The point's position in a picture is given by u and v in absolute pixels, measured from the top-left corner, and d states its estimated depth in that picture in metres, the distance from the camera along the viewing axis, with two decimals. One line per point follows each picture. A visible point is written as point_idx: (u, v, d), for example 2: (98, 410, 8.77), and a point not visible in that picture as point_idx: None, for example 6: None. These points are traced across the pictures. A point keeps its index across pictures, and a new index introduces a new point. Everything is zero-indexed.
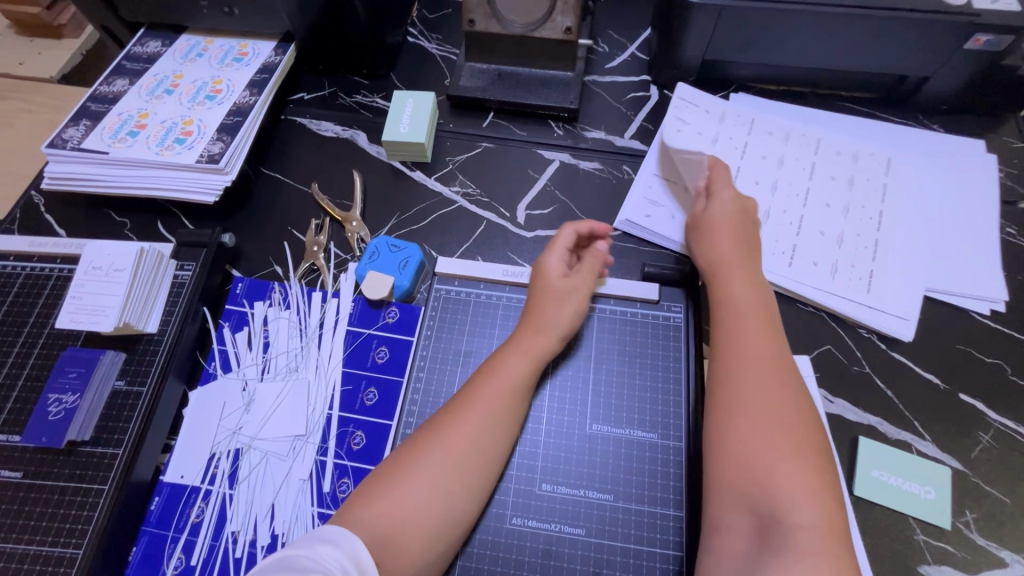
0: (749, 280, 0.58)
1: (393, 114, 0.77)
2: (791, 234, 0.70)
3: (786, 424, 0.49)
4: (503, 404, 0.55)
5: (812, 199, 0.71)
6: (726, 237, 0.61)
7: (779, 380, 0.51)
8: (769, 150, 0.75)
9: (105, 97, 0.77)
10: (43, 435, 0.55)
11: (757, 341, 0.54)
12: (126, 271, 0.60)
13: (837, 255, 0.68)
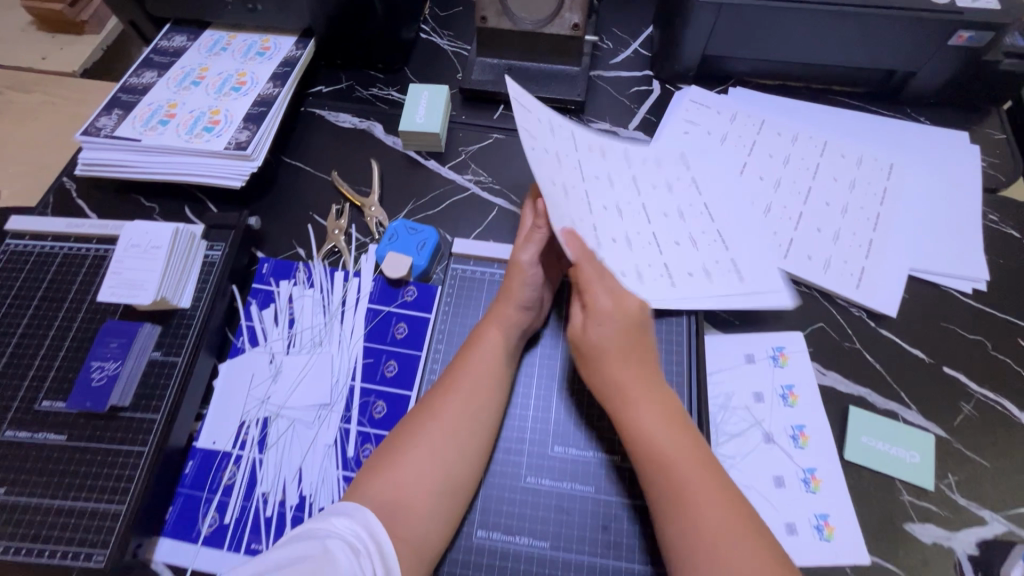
0: (653, 406, 0.52)
1: (409, 106, 0.81)
2: (659, 254, 0.66)
3: (749, 559, 0.44)
4: (487, 376, 0.57)
5: (683, 212, 0.69)
6: (619, 360, 0.53)
7: (707, 505, 0.47)
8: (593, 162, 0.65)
9: (135, 88, 0.81)
10: (87, 400, 0.59)
11: (678, 473, 0.48)
12: (163, 249, 0.64)
13: (703, 259, 0.67)
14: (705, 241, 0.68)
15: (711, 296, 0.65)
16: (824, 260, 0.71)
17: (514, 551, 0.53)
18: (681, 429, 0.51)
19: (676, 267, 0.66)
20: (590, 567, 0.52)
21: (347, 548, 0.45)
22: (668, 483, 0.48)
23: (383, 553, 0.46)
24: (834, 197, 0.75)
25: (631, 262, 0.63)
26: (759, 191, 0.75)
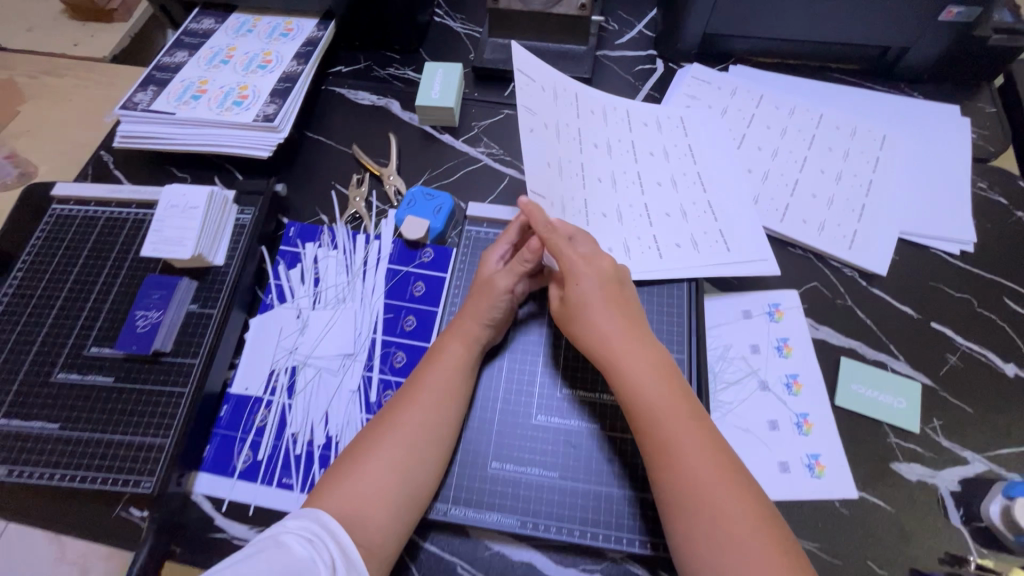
0: (640, 356, 0.56)
1: (425, 82, 0.86)
2: (647, 226, 0.70)
3: (730, 500, 0.48)
4: (448, 384, 0.58)
5: (676, 182, 0.74)
6: (604, 317, 0.57)
7: (690, 453, 0.51)
8: (595, 138, 0.74)
9: (168, 66, 0.86)
10: (133, 344, 0.64)
11: (664, 423, 0.52)
12: (199, 209, 0.68)
13: (691, 229, 0.71)
14: (693, 212, 0.72)
15: (696, 265, 0.69)
16: (817, 222, 0.75)
17: (526, 480, 0.58)
18: (665, 380, 0.55)
19: (664, 240, 0.70)
20: (595, 495, 0.57)
21: (303, 542, 0.46)
22: (653, 432, 0.52)
23: (342, 544, 0.47)
24: (829, 164, 0.79)
25: (620, 236, 0.69)
26: (757, 160, 0.79)
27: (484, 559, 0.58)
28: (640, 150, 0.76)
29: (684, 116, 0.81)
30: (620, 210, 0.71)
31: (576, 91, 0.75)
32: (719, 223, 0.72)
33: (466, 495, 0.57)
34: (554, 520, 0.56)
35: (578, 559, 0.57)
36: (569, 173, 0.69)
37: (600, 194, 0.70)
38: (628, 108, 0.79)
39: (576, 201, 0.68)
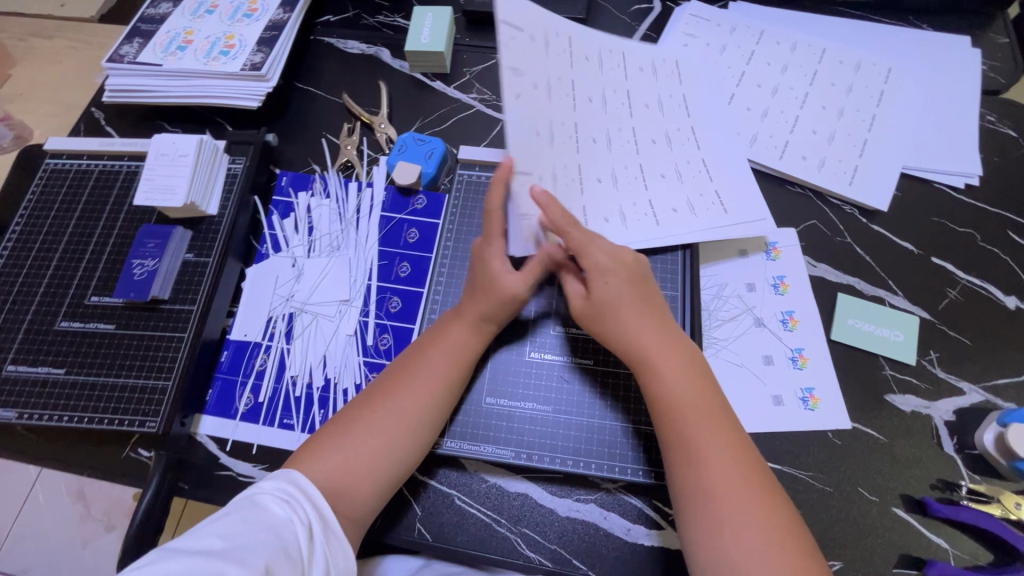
0: (675, 356, 0.53)
1: (414, 26, 0.84)
2: (642, 190, 0.64)
3: (748, 507, 0.46)
4: (449, 366, 0.56)
5: (670, 139, 0.67)
6: (633, 314, 0.54)
7: (719, 456, 0.48)
8: (588, 90, 0.63)
9: (153, 18, 0.84)
10: (131, 291, 0.65)
11: (700, 425, 0.50)
12: (189, 156, 0.68)
13: (687, 192, 0.65)
14: (688, 173, 0.66)
15: (695, 232, 0.64)
16: (818, 163, 0.73)
17: (519, 415, 0.59)
18: (699, 379, 0.53)
19: (660, 204, 0.64)
20: (588, 428, 0.58)
21: (280, 502, 0.45)
22: (684, 432, 0.50)
23: (319, 507, 0.47)
24: (830, 103, 0.76)
25: (615, 203, 0.63)
26: (756, 99, 0.77)
27: (482, 490, 0.59)
28: (634, 100, 0.67)
29: (678, 60, 0.73)
30: (615, 175, 0.63)
31: (568, 30, 0.63)
32: (716, 183, 0.66)
33: (462, 429, 0.59)
34: (549, 451, 0.58)
35: (573, 489, 0.59)
36: (560, 136, 0.58)
37: (594, 158, 0.62)
38: (621, 49, 0.70)
39: (570, 169, 0.58)
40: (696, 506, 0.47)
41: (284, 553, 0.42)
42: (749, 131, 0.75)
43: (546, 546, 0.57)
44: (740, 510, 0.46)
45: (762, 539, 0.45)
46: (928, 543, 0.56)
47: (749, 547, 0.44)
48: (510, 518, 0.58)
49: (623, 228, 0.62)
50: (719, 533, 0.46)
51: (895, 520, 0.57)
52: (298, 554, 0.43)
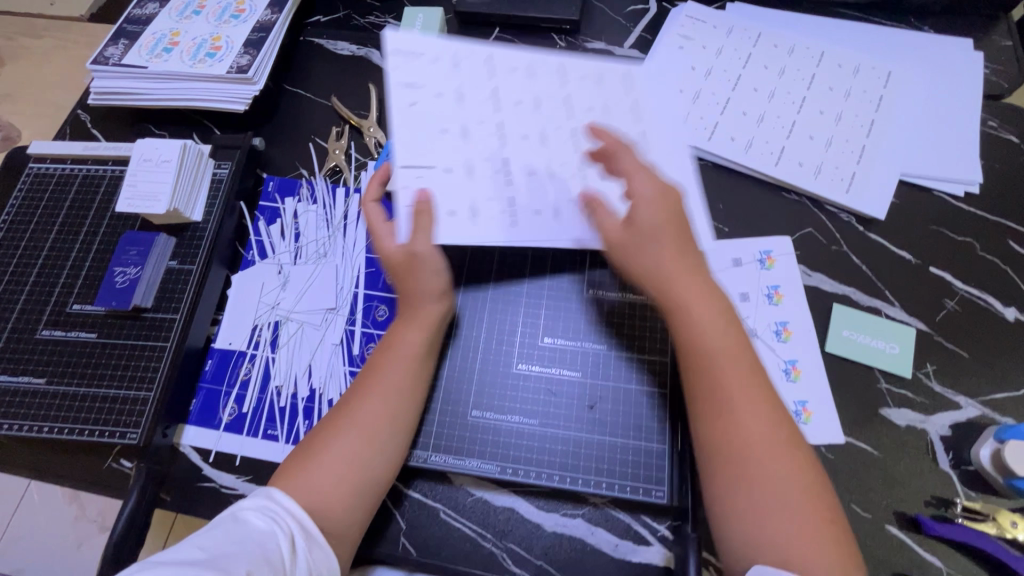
0: (711, 306, 0.52)
1: (404, 28, 0.82)
2: (582, 187, 0.58)
3: (779, 463, 0.48)
4: (406, 373, 0.54)
5: (619, 140, 0.59)
6: (672, 254, 0.52)
7: (753, 410, 0.49)
8: (517, 94, 0.60)
9: (139, 19, 0.83)
10: (113, 300, 0.64)
11: (738, 387, 0.49)
12: (173, 162, 0.67)
13: (631, 200, 0.59)
14: (636, 174, 0.58)
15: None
16: (815, 170, 0.71)
17: (505, 428, 0.57)
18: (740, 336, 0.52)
19: (600, 210, 0.58)
20: (574, 442, 0.56)
21: (264, 511, 0.46)
22: (721, 384, 0.50)
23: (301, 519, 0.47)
24: (828, 108, 0.74)
25: (551, 196, 0.57)
26: (752, 104, 0.75)
27: (468, 504, 0.58)
28: (573, 96, 0.60)
29: (631, 68, 0.62)
30: (551, 168, 0.58)
31: (490, 48, 0.61)
32: (664, 190, 0.58)
33: (446, 443, 0.57)
34: (535, 466, 0.56)
35: (560, 504, 0.57)
36: (480, 136, 0.58)
37: (522, 154, 0.58)
38: (563, 56, 0.62)
39: (489, 164, 0.57)
40: (731, 470, 0.48)
41: (265, 561, 0.43)
42: (745, 136, 0.73)
43: (532, 561, 0.56)
44: (777, 475, 0.47)
45: (796, 506, 0.46)
46: (921, 561, 0.55)
47: (781, 512, 0.46)
48: (496, 533, 0.57)
49: (556, 224, 0.57)
50: (754, 496, 0.47)
51: (888, 537, 0.55)
52: (280, 562, 0.43)
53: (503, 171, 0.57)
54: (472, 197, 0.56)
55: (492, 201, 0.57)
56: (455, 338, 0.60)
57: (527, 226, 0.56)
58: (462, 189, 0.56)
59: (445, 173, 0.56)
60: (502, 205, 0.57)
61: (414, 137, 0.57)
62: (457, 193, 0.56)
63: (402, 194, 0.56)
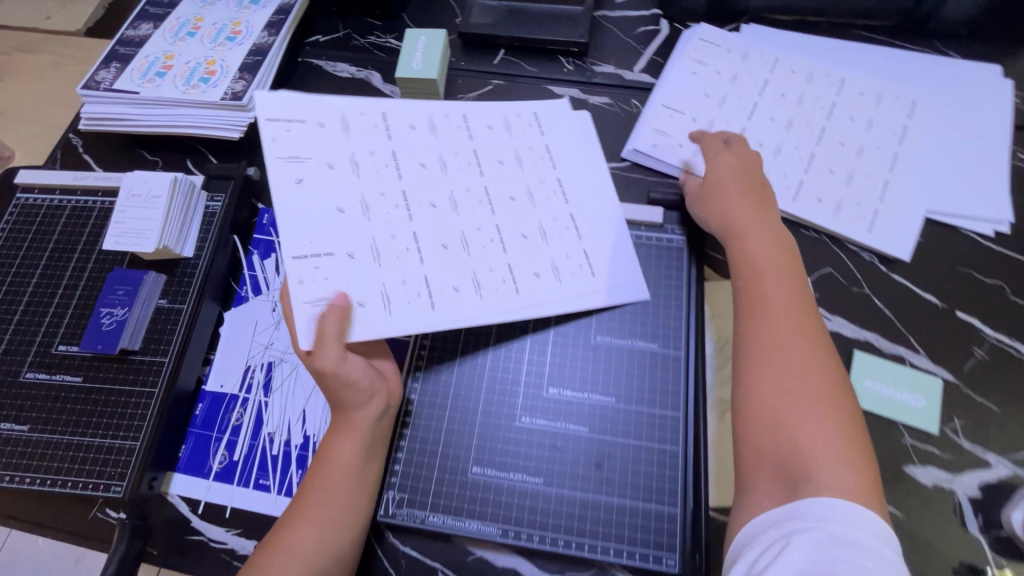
0: (772, 241, 0.57)
1: (406, 50, 0.79)
2: (500, 251, 0.58)
3: (818, 390, 0.48)
4: (346, 485, 0.52)
5: (532, 195, 0.61)
6: (742, 196, 0.60)
7: (804, 335, 0.51)
8: (418, 156, 0.62)
9: (132, 41, 0.80)
10: (98, 343, 0.61)
11: (794, 323, 0.52)
12: (162, 198, 0.65)
13: (552, 253, 0.59)
14: (553, 233, 0.60)
15: (561, 298, 0.57)
16: (835, 207, 0.68)
17: (508, 487, 0.54)
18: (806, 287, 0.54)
19: (520, 268, 0.58)
20: (580, 505, 0.53)
21: None
22: (772, 304, 0.53)
23: None
24: (849, 140, 0.71)
25: (467, 270, 0.57)
26: (769, 134, 0.72)
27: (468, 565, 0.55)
28: (484, 160, 0.63)
29: (537, 110, 0.67)
30: (465, 238, 0.58)
31: (383, 106, 0.63)
32: (585, 242, 0.60)
33: (445, 503, 0.54)
34: (539, 529, 0.53)
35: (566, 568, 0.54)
36: (380, 211, 0.58)
37: (430, 224, 0.58)
38: (463, 113, 0.66)
39: (400, 241, 0.57)
40: (776, 389, 0.49)
41: None
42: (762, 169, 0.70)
43: None
44: (815, 406, 0.47)
45: (836, 433, 0.46)
46: None
47: (815, 432, 0.46)
48: None
49: (477, 298, 0.56)
50: (789, 412, 0.48)
51: None
52: None
53: (414, 247, 0.57)
54: (383, 281, 0.55)
55: (407, 284, 0.55)
56: (453, 391, 0.58)
57: (448, 303, 0.55)
58: (371, 274, 0.55)
59: (347, 258, 0.55)
60: (419, 285, 0.55)
61: (312, 223, 0.56)
62: (367, 278, 0.55)
63: (303, 291, 0.53)
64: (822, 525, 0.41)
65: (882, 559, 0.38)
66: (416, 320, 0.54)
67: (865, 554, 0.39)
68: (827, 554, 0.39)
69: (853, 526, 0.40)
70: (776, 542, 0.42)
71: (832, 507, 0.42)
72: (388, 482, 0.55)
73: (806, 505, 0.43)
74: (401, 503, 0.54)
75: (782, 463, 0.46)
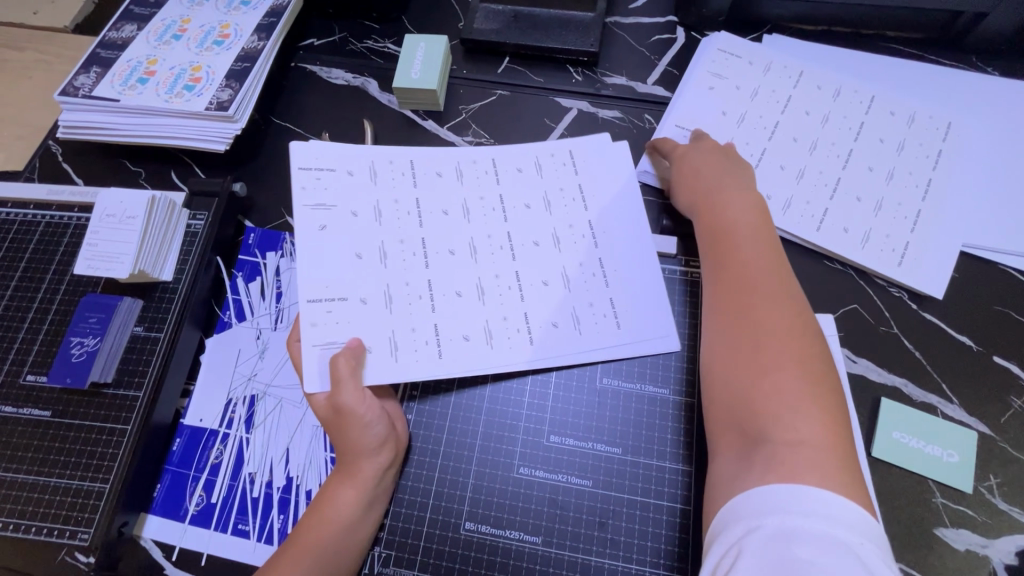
0: (744, 210, 0.55)
1: (404, 59, 0.74)
2: (517, 300, 0.56)
3: (790, 354, 0.45)
4: (345, 538, 0.49)
5: (558, 240, 0.59)
6: (713, 167, 0.59)
7: (776, 301, 0.49)
8: (442, 202, 0.60)
9: (114, 43, 0.75)
10: (67, 376, 0.58)
11: (764, 295, 0.49)
12: (138, 219, 0.60)
13: (574, 302, 0.56)
14: (578, 280, 0.57)
15: (579, 353, 0.54)
16: (862, 239, 0.63)
17: (504, 546, 0.51)
18: (782, 261, 0.52)
19: (536, 317, 0.56)
20: (581, 567, 0.50)
21: None
22: (741, 273, 0.51)
23: None
24: (878, 164, 0.66)
25: (480, 319, 0.55)
26: (791, 156, 0.67)
27: None
28: (509, 203, 0.61)
29: (572, 147, 0.64)
30: (481, 286, 0.57)
31: (411, 154, 0.62)
32: (612, 290, 0.56)
33: (436, 562, 0.51)
34: None
35: None
36: (397, 259, 0.57)
37: (447, 271, 0.57)
38: (496, 156, 0.63)
39: (413, 289, 0.56)
40: (742, 363, 0.46)
41: None
42: (782, 195, 0.65)
43: None
44: (786, 378, 0.44)
45: (810, 410, 0.42)
46: None
47: (785, 406, 0.43)
48: None
49: (487, 348, 0.54)
50: (758, 386, 0.45)
51: None
52: None
53: (427, 295, 0.56)
54: (393, 329, 0.55)
55: (416, 332, 0.55)
56: (447, 437, 0.55)
57: (455, 354, 0.54)
58: (380, 321, 0.55)
59: (359, 304, 0.55)
60: (428, 335, 0.55)
61: (328, 270, 0.56)
62: (377, 325, 0.55)
63: (314, 334, 0.54)
64: (765, 522, 0.37)
65: (836, 547, 0.34)
66: (423, 370, 0.53)
67: (815, 544, 0.34)
68: (776, 556, 0.34)
69: (800, 514, 0.36)
70: (726, 553, 0.37)
71: (796, 489, 0.38)
72: (377, 537, 0.52)
73: (761, 498, 0.39)
74: (388, 561, 0.51)
75: (747, 437, 0.44)
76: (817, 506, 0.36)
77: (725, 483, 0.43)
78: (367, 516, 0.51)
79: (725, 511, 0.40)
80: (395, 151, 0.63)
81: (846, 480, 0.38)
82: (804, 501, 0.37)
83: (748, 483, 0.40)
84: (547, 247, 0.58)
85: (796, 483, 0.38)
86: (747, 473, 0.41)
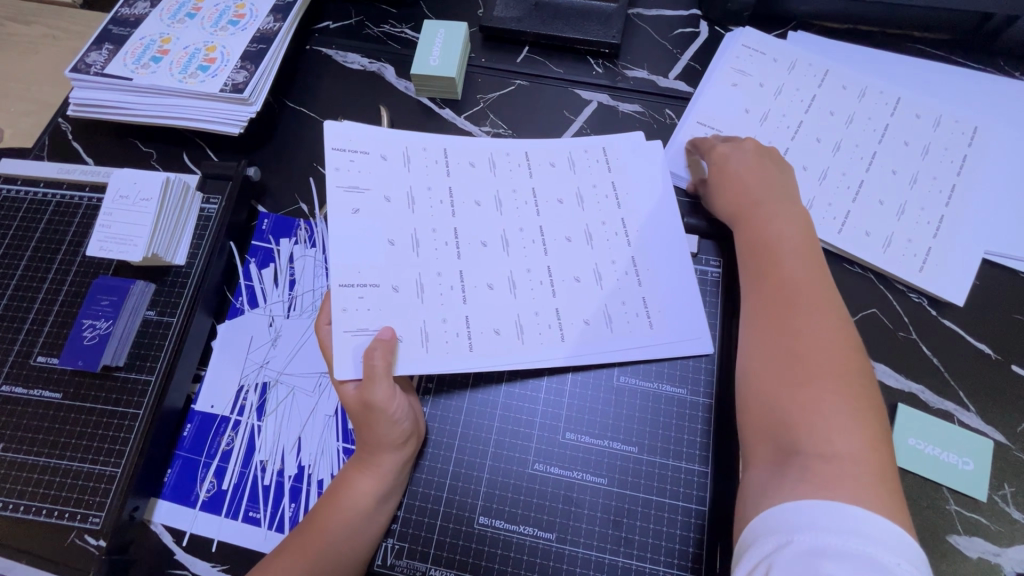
0: (786, 221, 0.54)
1: (422, 46, 0.73)
2: (549, 295, 0.56)
3: (830, 370, 0.45)
4: (357, 530, 0.49)
5: (590, 237, 0.58)
6: (755, 173, 0.58)
7: (819, 316, 0.48)
8: (475, 193, 0.60)
9: (127, 20, 0.74)
10: (79, 359, 0.57)
11: (808, 309, 0.48)
12: (153, 201, 0.60)
13: (606, 300, 0.55)
14: (610, 277, 0.56)
15: (608, 352, 0.54)
16: (884, 245, 0.62)
17: (518, 541, 0.51)
18: (825, 274, 0.51)
19: (569, 314, 0.55)
20: (595, 565, 0.50)
21: None
22: (784, 286, 0.50)
23: None
24: (902, 167, 0.65)
25: (510, 313, 0.55)
26: (814, 157, 0.66)
27: None
28: (543, 198, 0.60)
29: (604, 145, 0.63)
30: (513, 279, 0.56)
31: (444, 143, 0.62)
32: (644, 289, 0.56)
33: (449, 555, 0.51)
34: None
35: None
36: (429, 248, 0.57)
37: (477, 263, 0.57)
38: (528, 150, 0.63)
39: (444, 279, 0.56)
40: (781, 373, 0.46)
41: None
42: (804, 195, 0.64)
43: None
44: (827, 394, 0.43)
45: (851, 427, 0.42)
46: None
47: (823, 419, 0.42)
48: None
49: (517, 343, 0.54)
50: (795, 398, 0.44)
51: None
52: None
53: (458, 285, 0.55)
54: (423, 320, 0.54)
55: (446, 322, 0.54)
56: (462, 430, 0.54)
57: (485, 346, 0.53)
58: (412, 311, 0.54)
59: (390, 291, 0.55)
60: (459, 326, 0.54)
61: (357, 256, 0.56)
62: (407, 314, 0.54)
63: (345, 319, 0.53)
64: (798, 538, 0.36)
65: (868, 566, 0.34)
66: (453, 361, 0.53)
67: (847, 561, 0.34)
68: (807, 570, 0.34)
69: (833, 532, 0.36)
70: (756, 565, 0.37)
71: (828, 507, 0.37)
72: (391, 529, 0.52)
73: (791, 514, 0.38)
74: (401, 553, 0.51)
75: (780, 450, 0.43)
76: (849, 524, 0.36)
77: (754, 492, 0.43)
78: (381, 510, 0.50)
79: (754, 523, 0.40)
80: (428, 139, 0.62)
81: (883, 498, 0.38)
82: (836, 517, 0.37)
83: (778, 494, 0.40)
84: (583, 246, 0.58)
85: (828, 496, 0.38)
86: (780, 482, 0.41)
